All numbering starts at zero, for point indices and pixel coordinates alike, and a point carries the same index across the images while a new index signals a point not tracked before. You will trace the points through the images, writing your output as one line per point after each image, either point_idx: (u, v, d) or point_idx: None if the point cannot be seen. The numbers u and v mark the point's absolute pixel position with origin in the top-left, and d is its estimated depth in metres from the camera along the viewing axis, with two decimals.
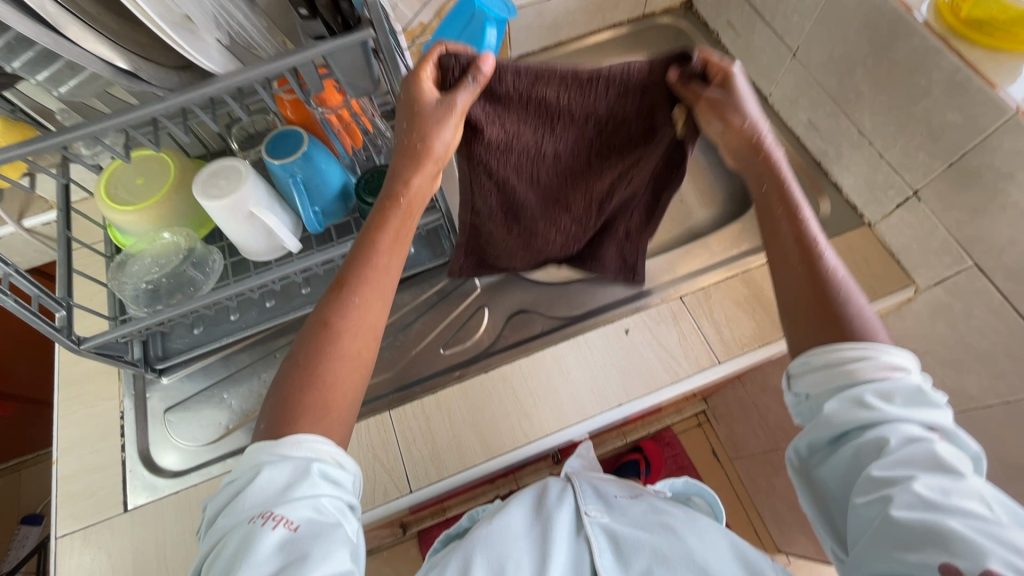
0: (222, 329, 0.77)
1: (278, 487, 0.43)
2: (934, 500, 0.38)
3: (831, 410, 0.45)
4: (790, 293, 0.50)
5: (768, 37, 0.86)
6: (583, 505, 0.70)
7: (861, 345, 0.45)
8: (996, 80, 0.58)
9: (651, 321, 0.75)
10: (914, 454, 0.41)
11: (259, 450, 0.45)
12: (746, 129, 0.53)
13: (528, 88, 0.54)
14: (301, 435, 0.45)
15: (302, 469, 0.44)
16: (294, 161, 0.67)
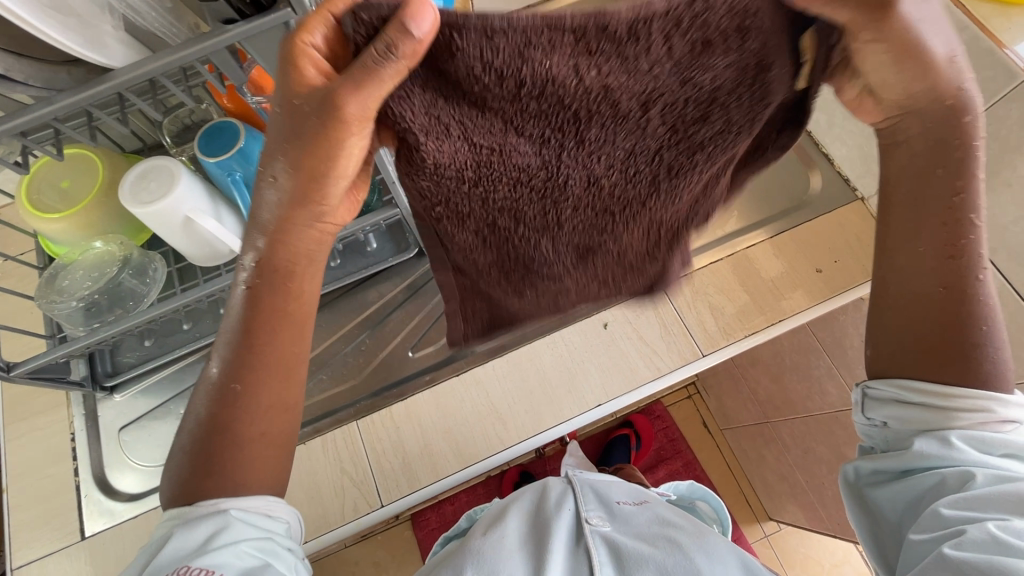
0: (175, 340, 0.72)
1: (196, 542, 0.37)
2: (1010, 544, 0.34)
3: (918, 446, 0.40)
4: (907, 308, 0.41)
5: None
6: (586, 513, 0.65)
7: (984, 394, 0.39)
8: (1004, 37, 0.52)
9: (631, 313, 0.71)
10: (1000, 497, 0.37)
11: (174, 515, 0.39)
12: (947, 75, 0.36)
13: (507, 65, 0.33)
14: (216, 495, 0.39)
15: (219, 516, 0.37)
16: (231, 156, 0.60)
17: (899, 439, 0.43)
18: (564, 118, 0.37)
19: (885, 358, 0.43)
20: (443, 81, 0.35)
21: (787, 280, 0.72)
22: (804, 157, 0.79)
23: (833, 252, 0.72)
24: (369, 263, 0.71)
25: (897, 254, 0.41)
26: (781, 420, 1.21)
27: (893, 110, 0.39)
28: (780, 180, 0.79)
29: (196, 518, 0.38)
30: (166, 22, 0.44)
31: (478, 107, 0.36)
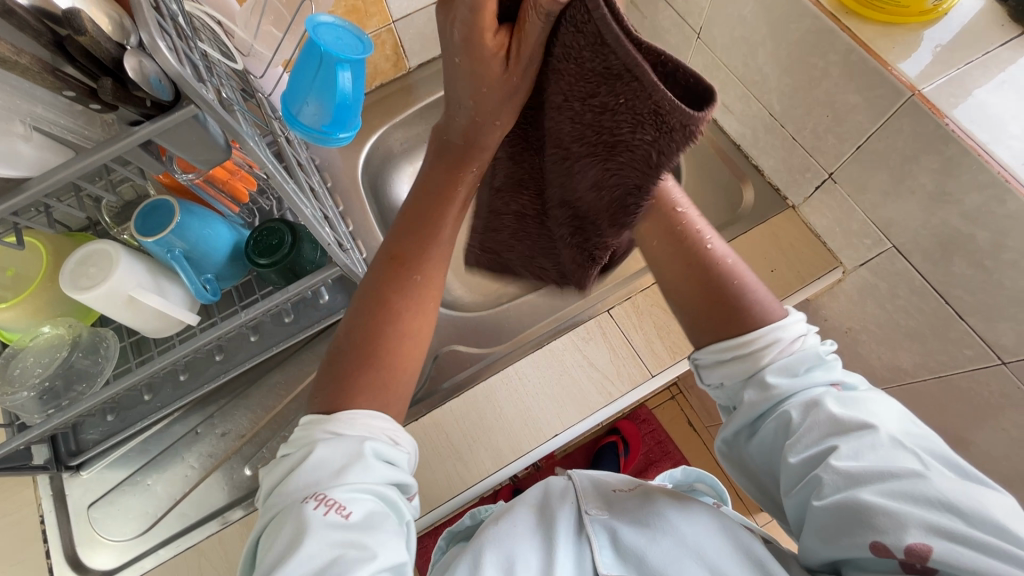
0: (138, 412, 0.72)
1: (330, 469, 0.41)
2: (854, 475, 0.38)
3: (748, 399, 0.45)
4: (676, 287, 0.48)
5: (672, 18, 0.80)
6: (585, 506, 0.62)
7: (763, 334, 0.44)
8: (889, 57, 0.54)
9: (580, 340, 0.73)
10: (816, 422, 0.41)
11: (316, 426, 0.44)
12: None
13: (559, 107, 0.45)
14: (356, 412, 0.44)
15: (354, 452, 0.41)
16: (168, 234, 0.61)
17: (737, 394, 0.47)
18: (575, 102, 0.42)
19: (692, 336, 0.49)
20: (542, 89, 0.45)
21: None
22: (734, 171, 0.81)
23: (771, 260, 0.74)
24: (321, 316, 0.75)
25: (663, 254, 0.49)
26: None
27: None
28: (716, 195, 0.82)
29: (341, 435, 0.42)
30: (75, 124, 0.46)
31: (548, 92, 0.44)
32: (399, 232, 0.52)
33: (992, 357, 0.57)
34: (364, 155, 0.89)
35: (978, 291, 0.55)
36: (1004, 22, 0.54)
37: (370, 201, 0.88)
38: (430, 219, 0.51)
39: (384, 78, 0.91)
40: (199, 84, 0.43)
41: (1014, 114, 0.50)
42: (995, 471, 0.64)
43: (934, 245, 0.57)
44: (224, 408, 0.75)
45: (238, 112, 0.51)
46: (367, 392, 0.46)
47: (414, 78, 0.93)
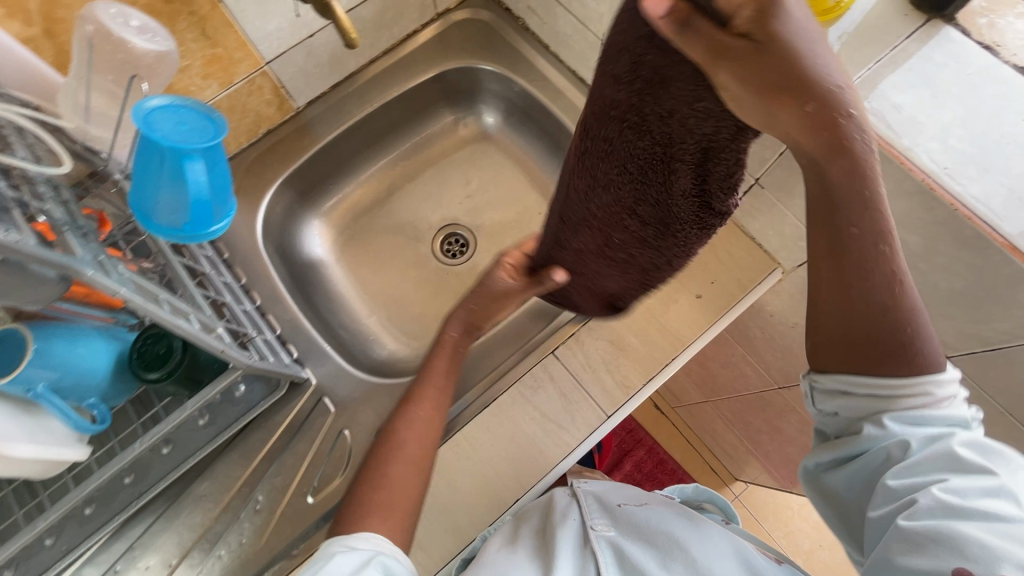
0: (38, 561, 0.60)
1: (344, 573, 0.43)
2: (958, 508, 0.38)
3: (868, 431, 0.43)
4: (826, 316, 0.44)
5: (572, 23, 0.74)
6: (586, 521, 0.59)
7: (927, 383, 0.42)
8: None
9: (529, 389, 0.68)
10: (935, 454, 0.41)
11: (332, 545, 0.48)
12: (835, 97, 0.37)
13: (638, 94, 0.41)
14: (368, 535, 0.49)
15: (368, 559, 0.46)
16: (28, 371, 0.51)
17: (851, 424, 0.46)
18: (625, 144, 0.46)
19: (814, 357, 0.46)
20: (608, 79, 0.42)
21: (668, 312, 0.70)
22: None
23: (711, 271, 0.72)
24: (239, 413, 0.67)
25: (821, 272, 0.43)
26: (718, 398, 1.24)
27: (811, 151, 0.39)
28: None
29: (356, 548, 0.47)
30: None
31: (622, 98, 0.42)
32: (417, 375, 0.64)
33: None
34: (261, 214, 0.79)
35: None
36: (906, 11, 0.51)
37: (276, 265, 0.78)
38: (431, 366, 0.64)
39: (270, 124, 0.81)
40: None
41: (928, 113, 0.47)
42: None
43: None
44: (144, 536, 0.66)
45: (76, 236, 0.43)
46: (384, 509, 0.52)
47: (304, 118, 0.83)
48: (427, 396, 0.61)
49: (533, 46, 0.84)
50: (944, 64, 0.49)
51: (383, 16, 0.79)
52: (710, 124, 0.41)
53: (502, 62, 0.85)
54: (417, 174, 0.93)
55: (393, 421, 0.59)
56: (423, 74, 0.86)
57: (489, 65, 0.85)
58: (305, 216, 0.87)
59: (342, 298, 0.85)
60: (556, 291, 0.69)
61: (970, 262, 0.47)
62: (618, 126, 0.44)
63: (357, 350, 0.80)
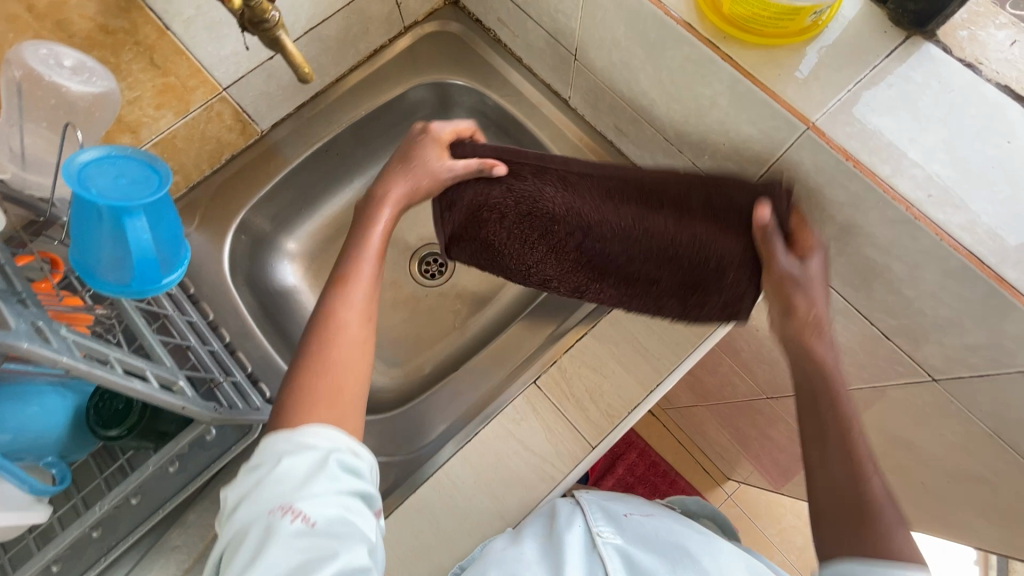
0: None
1: (296, 478, 0.42)
2: None
3: None
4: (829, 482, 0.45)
5: (543, 37, 0.71)
6: (593, 525, 0.60)
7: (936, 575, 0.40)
8: (775, 86, 0.48)
9: (511, 422, 0.66)
10: None
11: (277, 439, 0.45)
12: (812, 318, 0.50)
13: (690, 205, 0.57)
14: (314, 424, 0.45)
15: (321, 461, 0.43)
16: None
17: None
18: (637, 226, 0.59)
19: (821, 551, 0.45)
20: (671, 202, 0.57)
21: (652, 335, 0.68)
22: None
23: None
24: (211, 459, 0.65)
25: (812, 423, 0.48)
26: (708, 404, 1.23)
27: (790, 332, 0.51)
28: None
29: (305, 446, 0.43)
30: None
31: (671, 211, 0.58)
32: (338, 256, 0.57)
33: (922, 373, 0.56)
34: (227, 247, 0.76)
35: (901, 315, 0.53)
36: (886, 28, 0.49)
37: (246, 299, 0.75)
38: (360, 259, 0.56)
39: (232, 149, 0.77)
40: None
41: (910, 137, 0.46)
42: (939, 465, 0.65)
43: (852, 273, 0.54)
44: None
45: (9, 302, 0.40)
46: (327, 401, 0.47)
47: (269, 142, 0.80)
48: (363, 281, 0.54)
49: (505, 59, 0.81)
50: (926, 84, 0.47)
51: (348, 33, 0.76)
52: (716, 252, 0.56)
53: (474, 76, 0.82)
54: None
55: (324, 313, 0.52)
56: (393, 90, 0.82)
57: (460, 79, 0.82)
58: (275, 243, 0.83)
59: None
60: (473, 225, 0.68)
61: (957, 291, 0.46)
62: (657, 214, 0.58)
63: None
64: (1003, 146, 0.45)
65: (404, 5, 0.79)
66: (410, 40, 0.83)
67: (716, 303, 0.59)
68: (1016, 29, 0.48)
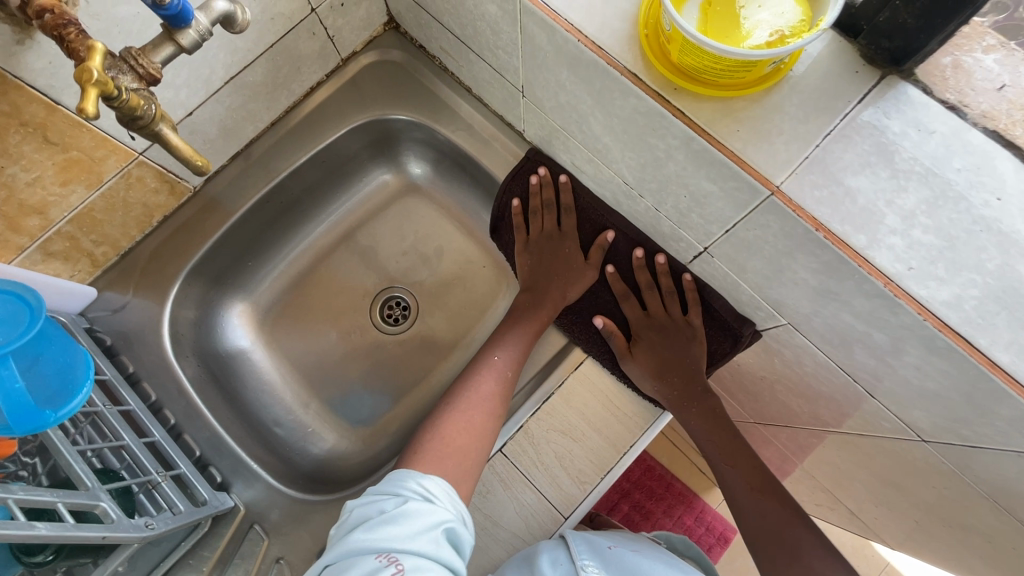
0: None
1: (410, 529, 0.46)
2: None
3: None
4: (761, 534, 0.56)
5: (488, 70, 0.65)
6: (574, 560, 0.55)
7: None
8: (732, 144, 0.43)
9: (477, 495, 0.62)
10: None
11: (409, 483, 0.51)
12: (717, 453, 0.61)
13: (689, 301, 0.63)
14: (440, 479, 0.52)
15: (434, 521, 0.47)
16: None
17: None
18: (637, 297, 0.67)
19: None
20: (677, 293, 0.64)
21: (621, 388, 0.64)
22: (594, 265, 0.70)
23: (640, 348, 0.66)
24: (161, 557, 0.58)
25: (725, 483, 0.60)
26: None
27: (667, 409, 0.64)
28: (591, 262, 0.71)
29: (430, 501, 0.49)
30: None
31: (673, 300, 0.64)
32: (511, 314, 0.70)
33: (910, 432, 0.52)
34: (168, 314, 0.70)
35: (884, 379, 0.48)
36: (857, 68, 0.43)
37: (192, 372, 0.70)
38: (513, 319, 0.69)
39: (165, 210, 0.72)
40: None
41: (886, 198, 0.40)
42: (932, 510, 0.62)
43: (831, 333, 0.49)
44: None
45: None
46: (454, 458, 0.55)
47: (205, 198, 0.74)
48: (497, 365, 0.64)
49: (453, 90, 0.75)
50: (904, 133, 0.41)
51: (277, 76, 0.69)
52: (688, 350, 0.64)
53: (422, 110, 0.76)
54: (345, 236, 0.84)
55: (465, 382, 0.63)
56: (335, 130, 0.76)
57: (406, 114, 0.76)
58: (223, 302, 0.78)
59: (274, 389, 0.77)
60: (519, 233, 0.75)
61: (944, 369, 0.41)
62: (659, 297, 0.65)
63: (294, 449, 0.74)
64: (992, 205, 0.39)
65: (338, 37, 0.72)
66: (350, 73, 0.77)
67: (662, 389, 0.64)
68: (1004, 54, 0.42)
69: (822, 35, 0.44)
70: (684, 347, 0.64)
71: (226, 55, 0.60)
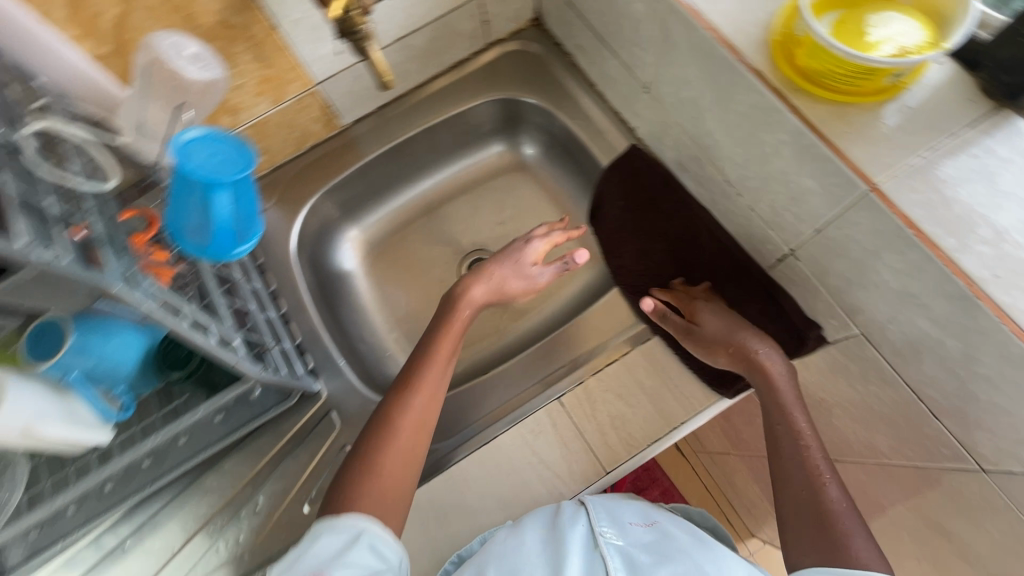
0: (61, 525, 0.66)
1: (328, 555, 0.51)
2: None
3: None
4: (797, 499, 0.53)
5: (618, 67, 0.73)
6: (595, 530, 0.57)
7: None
8: (841, 142, 0.47)
9: (529, 434, 0.67)
10: None
11: (334, 528, 0.53)
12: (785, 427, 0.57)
13: (766, 299, 0.67)
14: (356, 514, 0.54)
15: (354, 535, 0.52)
16: (64, 358, 0.57)
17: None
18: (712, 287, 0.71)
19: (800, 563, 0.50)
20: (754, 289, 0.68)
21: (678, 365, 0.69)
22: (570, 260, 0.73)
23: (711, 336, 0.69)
24: (252, 415, 0.71)
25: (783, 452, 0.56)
26: (741, 453, 1.17)
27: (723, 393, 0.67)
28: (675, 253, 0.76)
29: (341, 529, 0.53)
30: None
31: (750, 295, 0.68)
32: (419, 340, 0.68)
33: (970, 462, 0.53)
34: (298, 224, 0.82)
35: (951, 396, 0.50)
36: (974, 97, 0.47)
37: (305, 276, 0.81)
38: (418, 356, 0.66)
39: (316, 139, 0.84)
40: (37, 245, 0.38)
41: (982, 213, 0.44)
42: (982, 565, 0.60)
43: (903, 343, 0.52)
44: (153, 520, 0.70)
45: (113, 251, 0.47)
46: (403, 460, 0.59)
47: (350, 137, 0.86)
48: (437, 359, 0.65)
49: (579, 84, 0.83)
50: (1009, 160, 0.45)
51: (434, 44, 0.80)
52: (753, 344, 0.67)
53: (547, 96, 0.85)
54: (451, 196, 0.94)
55: (406, 376, 0.64)
56: (468, 102, 0.87)
57: (533, 98, 0.85)
58: (341, 228, 0.90)
59: (365, 311, 0.87)
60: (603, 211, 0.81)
61: (1014, 380, 0.43)
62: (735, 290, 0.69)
63: (371, 366, 0.82)
64: None
65: (491, 23, 0.83)
66: (492, 56, 0.87)
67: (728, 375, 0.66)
68: None
69: (944, 65, 0.48)
70: None
71: (404, 17, 0.72)
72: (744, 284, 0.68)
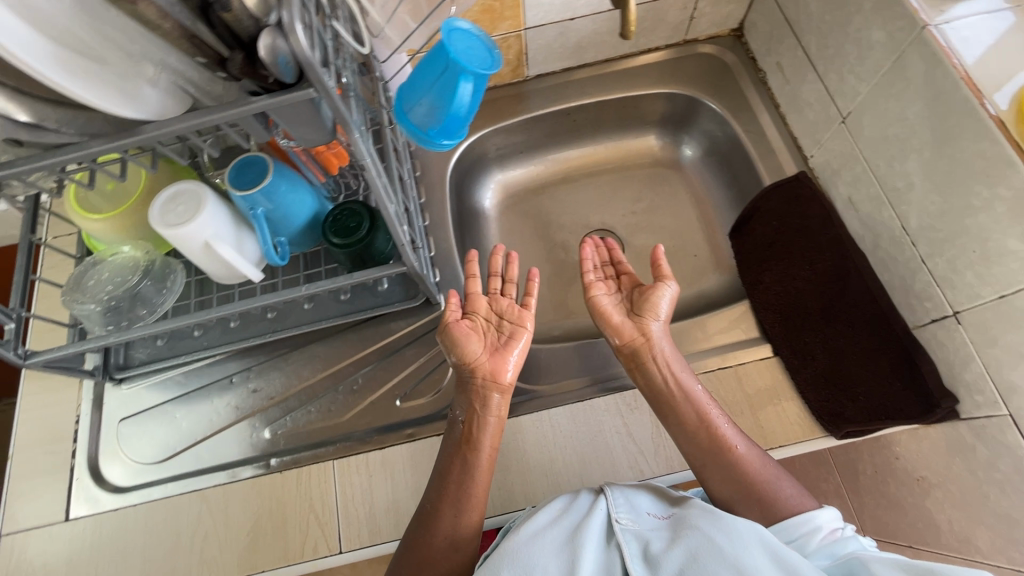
0: (185, 344, 0.74)
1: None
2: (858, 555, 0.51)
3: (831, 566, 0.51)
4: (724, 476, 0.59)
5: (818, 92, 0.73)
6: (612, 517, 0.55)
7: (809, 522, 0.54)
8: None
9: (625, 406, 0.69)
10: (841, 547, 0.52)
11: None
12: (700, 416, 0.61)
13: (898, 358, 0.64)
14: None
15: None
16: (256, 194, 0.61)
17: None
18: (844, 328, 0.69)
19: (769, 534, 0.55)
20: (889, 343, 0.65)
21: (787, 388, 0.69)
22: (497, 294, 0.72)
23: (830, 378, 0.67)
24: (377, 304, 0.75)
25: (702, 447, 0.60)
26: None
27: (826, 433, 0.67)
28: None
29: None
30: (200, 80, 0.43)
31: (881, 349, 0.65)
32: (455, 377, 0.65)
33: None
34: (459, 152, 0.87)
35: None
36: None
37: (451, 200, 0.86)
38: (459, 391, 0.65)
39: (499, 81, 0.89)
40: (323, 70, 0.40)
41: None
42: None
43: None
44: (263, 365, 0.77)
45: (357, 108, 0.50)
46: (462, 505, 0.59)
47: (528, 88, 0.90)
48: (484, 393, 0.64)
49: (763, 101, 0.84)
50: None
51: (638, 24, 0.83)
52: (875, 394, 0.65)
53: (727, 104, 0.86)
54: (594, 172, 0.97)
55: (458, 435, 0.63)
56: (648, 88, 0.89)
57: (712, 102, 0.87)
58: (489, 170, 0.94)
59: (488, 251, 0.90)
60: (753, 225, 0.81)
61: None
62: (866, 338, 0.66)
63: None
64: None
65: (696, 21, 0.85)
66: (684, 52, 0.89)
67: (842, 414, 0.65)
68: None
69: None
70: (874, 393, 0.65)
71: None
72: (878, 336, 0.65)
